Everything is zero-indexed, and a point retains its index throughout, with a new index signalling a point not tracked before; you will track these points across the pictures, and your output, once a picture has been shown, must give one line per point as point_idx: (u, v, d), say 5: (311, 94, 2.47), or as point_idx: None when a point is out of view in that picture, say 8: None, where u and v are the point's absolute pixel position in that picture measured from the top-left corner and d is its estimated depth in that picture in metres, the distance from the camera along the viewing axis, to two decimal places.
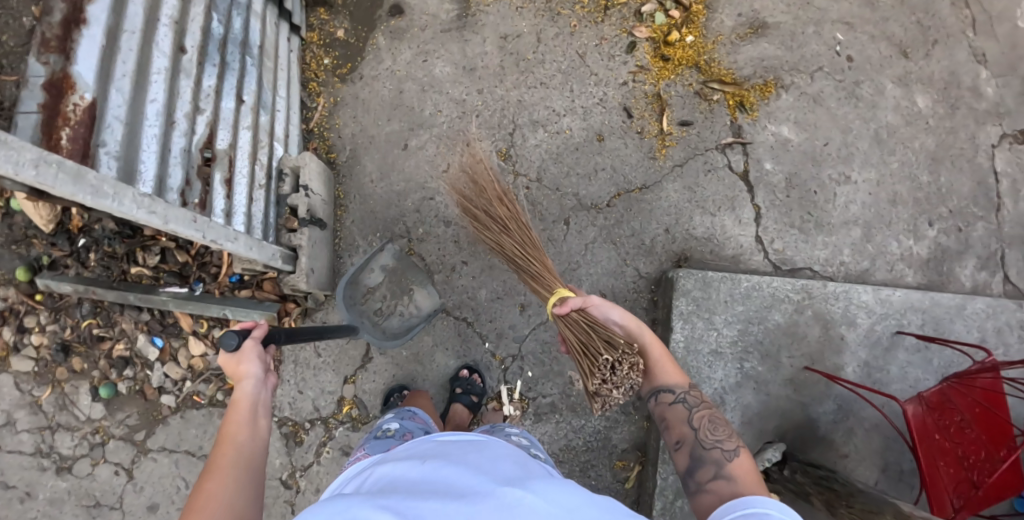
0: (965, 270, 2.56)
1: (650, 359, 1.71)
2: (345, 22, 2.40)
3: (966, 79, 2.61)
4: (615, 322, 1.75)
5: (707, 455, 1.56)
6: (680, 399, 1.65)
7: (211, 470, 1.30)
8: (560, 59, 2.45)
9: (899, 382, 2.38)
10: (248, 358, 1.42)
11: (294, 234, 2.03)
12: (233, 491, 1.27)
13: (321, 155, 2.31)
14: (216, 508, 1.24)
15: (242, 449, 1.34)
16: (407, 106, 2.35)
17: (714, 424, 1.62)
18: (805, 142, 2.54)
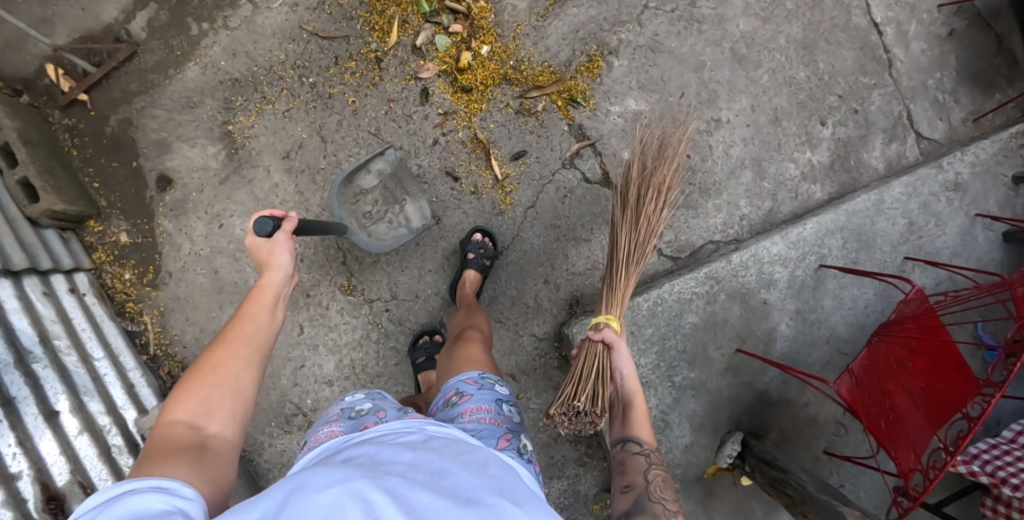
0: (873, 151, 2.35)
1: (633, 413, 1.55)
2: (122, 224, 2.13)
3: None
4: (622, 362, 1.60)
5: (650, 509, 1.41)
6: (642, 455, 1.49)
7: (225, 339, 1.35)
8: (358, 150, 2.14)
9: (839, 312, 2.22)
10: (281, 245, 1.50)
11: None
12: (239, 367, 1.32)
13: (180, 373, 2.15)
14: (223, 378, 1.29)
15: (254, 330, 1.39)
16: (230, 283, 2.13)
17: (667, 483, 1.47)
18: (658, 105, 2.22)
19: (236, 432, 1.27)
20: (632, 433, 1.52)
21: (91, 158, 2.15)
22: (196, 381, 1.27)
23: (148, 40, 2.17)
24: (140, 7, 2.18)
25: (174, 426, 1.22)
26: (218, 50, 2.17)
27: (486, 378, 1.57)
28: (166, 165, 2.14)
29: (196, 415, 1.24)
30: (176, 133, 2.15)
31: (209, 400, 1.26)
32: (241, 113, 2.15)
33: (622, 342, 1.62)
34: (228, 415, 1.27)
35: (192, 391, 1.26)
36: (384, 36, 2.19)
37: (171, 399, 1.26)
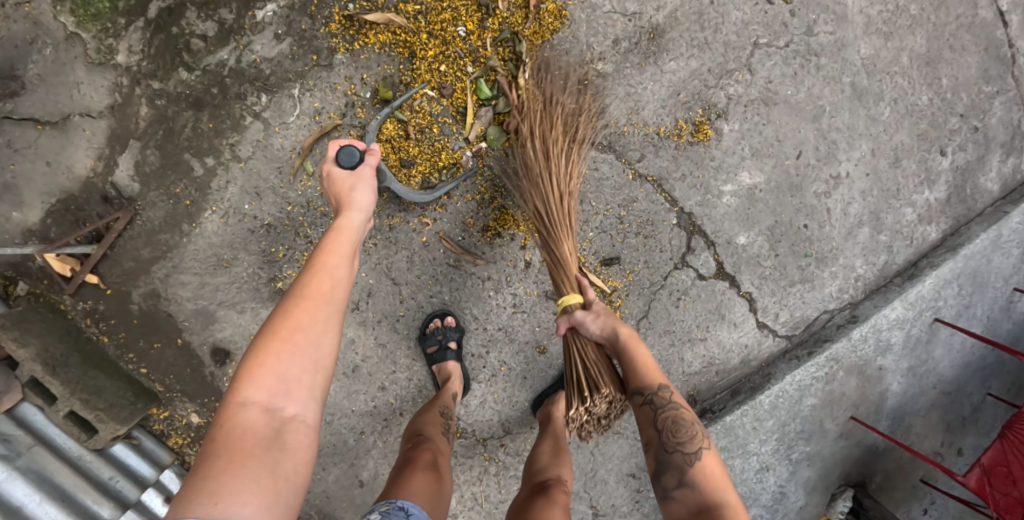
0: (989, 173, 2.06)
1: (626, 363, 1.49)
2: (188, 405, 1.89)
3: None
4: (592, 331, 1.54)
5: (674, 460, 1.41)
6: (648, 405, 1.44)
7: (303, 296, 1.22)
8: (439, 287, 1.83)
9: (946, 360, 2.07)
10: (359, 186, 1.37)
11: None
12: (319, 335, 1.19)
13: None
14: (301, 348, 1.17)
15: (333, 287, 1.25)
16: (326, 449, 1.90)
17: (680, 423, 1.43)
18: (774, 173, 1.90)
19: (314, 410, 1.17)
20: (632, 384, 1.47)
21: (127, 342, 1.85)
22: (270, 351, 1.15)
23: (149, 189, 1.79)
24: (121, 149, 1.78)
25: (247, 408, 1.11)
26: (236, 190, 1.78)
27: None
28: (217, 336, 1.86)
29: (270, 395, 1.13)
30: (216, 299, 1.83)
31: (286, 376, 1.14)
32: (287, 266, 1.82)
33: (578, 312, 1.55)
34: (306, 392, 1.16)
35: (266, 364, 1.14)
36: (439, 128, 1.77)
37: (241, 373, 1.14)
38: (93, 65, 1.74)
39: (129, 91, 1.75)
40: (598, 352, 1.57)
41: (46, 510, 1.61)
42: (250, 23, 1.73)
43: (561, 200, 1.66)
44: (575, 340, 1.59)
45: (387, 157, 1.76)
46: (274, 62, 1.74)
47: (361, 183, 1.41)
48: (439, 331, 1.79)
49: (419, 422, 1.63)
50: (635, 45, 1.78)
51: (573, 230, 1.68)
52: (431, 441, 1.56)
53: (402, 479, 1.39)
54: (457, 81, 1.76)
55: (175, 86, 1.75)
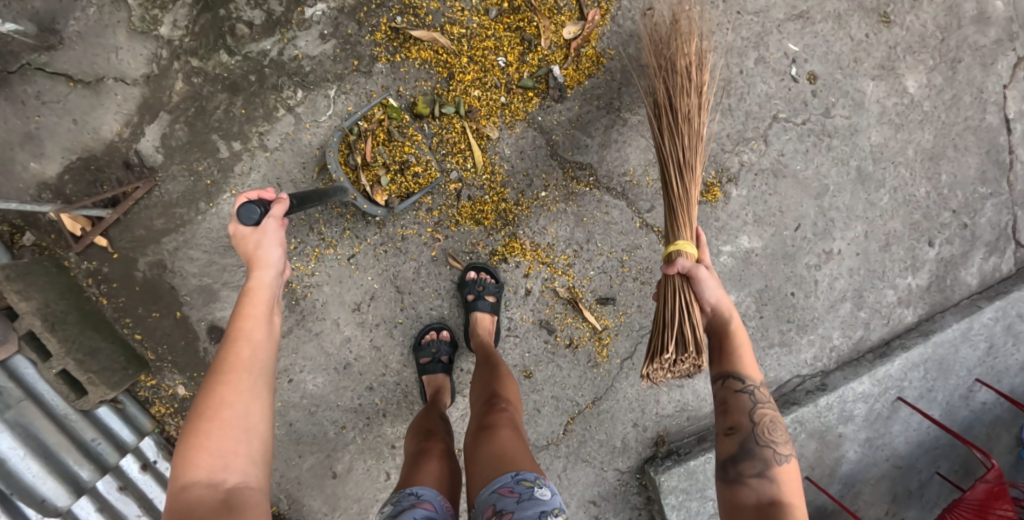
0: (970, 268, 2.17)
1: (728, 343, 1.50)
2: (176, 376, 1.93)
3: (968, 5, 2.01)
4: (710, 297, 1.53)
5: (758, 451, 1.41)
6: (746, 393, 1.46)
7: (224, 372, 1.23)
8: (440, 301, 1.91)
9: (901, 435, 2.18)
10: (265, 243, 1.35)
11: None
12: (245, 407, 1.21)
13: None
14: (229, 421, 1.19)
15: (253, 354, 1.26)
16: (307, 436, 1.96)
17: (773, 423, 1.45)
18: (772, 241, 1.99)
19: (258, 474, 1.19)
20: (731, 368, 1.48)
21: (125, 306, 1.89)
22: (200, 432, 1.17)
23: (172, 163, 1.82)
24: (150, 119, 1.80)
25: (190, 488, 1.12)
26: (258, 177, 1.82)
27: (522, 480, 1.27)
28: (216, 315, 1.91)
29: (210, 470, 1.14)
30: (221, 279, 1.89)
31: (221, 449, 1.16)
32: (295, 258, 1.86)
33: (706, 270, 1.53)
34: (245, 460, 1.18)
35: (201, 447, 1.15)
36: (388, 136, 1.82)
37: (178, 458, 1.15)
38: (135, 33, 1.76)
39: (167, 64, 1.77)
40: (699, 314, 1.57)
41: (28, 465, 1.67)
42: (297, 18, 1.77)
43: (691, 132, 1.63)
44: (681, 293, 1.57)
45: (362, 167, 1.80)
46: (316, 60, 1.79)
47: (266, 240, 1.35)
48: (433, 345, 1.87)
49: (424, 420, 1.68)
50: None
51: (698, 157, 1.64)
52: (442, 434, 1.62)
53: (417, 467, 1.45)
54: (488, 107, 1.82)
55: (213, 67, 1.78)
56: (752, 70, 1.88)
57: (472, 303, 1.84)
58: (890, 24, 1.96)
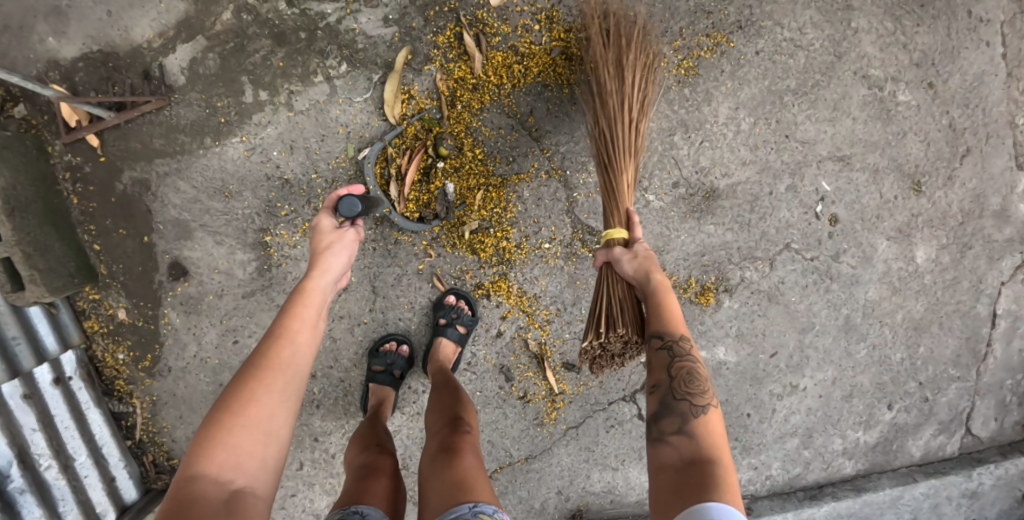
0: (918, 440, 2.06)
1: (648, 305, 1.47)
2: (121, 298, 1.85)
3: (994, 199, 1.90)
4: (628, 272, 1.51)
5: (676, 405, 1.35)
6: (665, 348, 1.41)
7: (262, 368, 1.25)
8: (410, 314, 1.88)
9: None
10: (332, 252, 1.44)
11: None
12: (274, 411, 1.23)
13: (165, 462, 1.95)
14: (255, 418, 1.21)
15: (294, 355, 1.30)
16: None
17: (692, 374, 1.39)
18: (745, 360, 1.97)
19: (266, 483, 1.19)
20: (652, 328, 1.44)
21: (94, 213, 1.80)
22: (224, 424, 1.18)
23: (192, 89, 1.74)
24: (185, 38, 1.72)
25: (196, 482, 1.13)
26: (273, 134, 1.77)
27: (481, 512, 1.19)
28: (182, 253, 1.84)
29: (221, 467, 1.15)
30: (201, 220, 1.82)
31: (238, 449, 1.17)
32: (283, 226, 1.83)
33: (620, 249, 1.52)
34: (257, 464, 1.19)
35: (220, 440, 1.17)
36: (433, 118, 1.79)
37: (195, 447, 1.16)
38: None
39: None
40: (621, 293, 1.56)
41: None
42: None
43: (619, 128, 1.62)
44: (606, 279, 1.59)
45: (396, 142, 1.79)
46: (372, 41, 1.74)
47: (336, 242, 1.46)
48: (390, 355, 1.83)
49: (373, 435, 1.60)
50: (697, 190, 1.87)
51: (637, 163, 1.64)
52: (391, 453, 1.55)
53: (363, 487, 1.38)
54: (523, 148, 1.82)
55: (268, 12, 1.72)
56: (781, 195, 1.88)
57: (442, 328, 1.81)
58: (919, 193, 1.88)
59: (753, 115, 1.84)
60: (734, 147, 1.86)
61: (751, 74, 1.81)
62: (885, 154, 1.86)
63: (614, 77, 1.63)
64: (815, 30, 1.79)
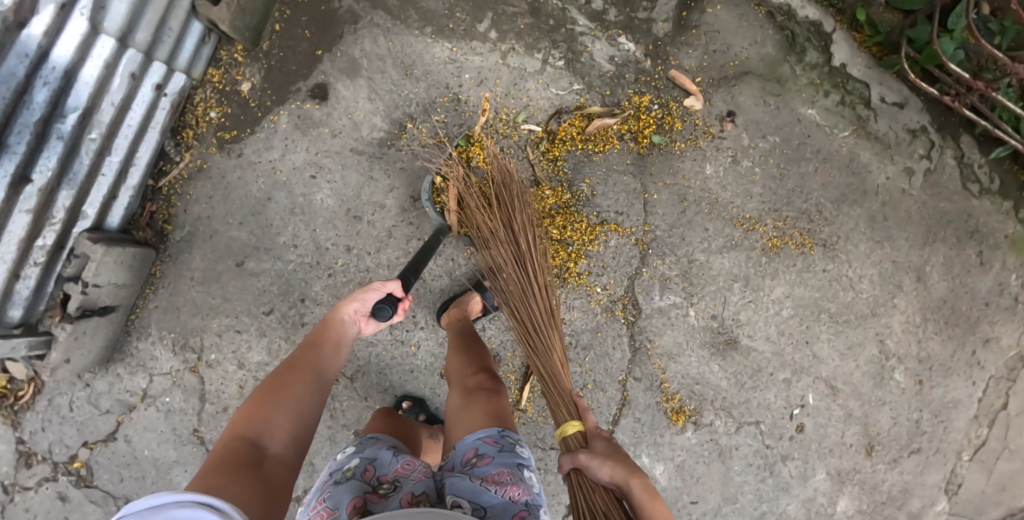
0: None
1: None
2: (255, 76, 1.96)
3: (915, 501, 2.20)
4: (600, 483, 1.41)
5: None
6: None
7: (289, 370, 1.57)
8: (462, 262, 2.02)
9: None
10: (358, 295, 1.74)
11: (55, 325, 1.84)
12: (295, 404, 1.49)
13: (157, 221, 1.99)
14: (286, 400, 1.49)
15: (316, 364, 1.61)
16: (266, 219, 1.99)
17: None
18: (670, 488, 2.12)
19: (293, 448, 1.43)
20: None
21: (297, 5, 1.94)
22: (260, 403, 1.46)
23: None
24: None
25: (238, 439, 1.38)
26: (474, 63, 1.96)
27: (507, 437, 1.55)
28: (334, 82, 1.96)
29: (258, 431, 1.41)
30: (370, 70, 1.96)
31: (271, 419, 1.44)
32: (427, 125, 1.97)
33: (585, 455, 1.43)
34: (288, 434, 1.44)
35: (256, 412, 1.44)
36: (585, 140, 1.99)
37: (236, 421, 1.43)
38: None
39: None
40: (606, 506, 1.42)
41: None
42: (613, 36, 1.97)
43: (516, 281, 1.75)
44: (586, 496, 1.45)
45: (552, 134, 1.99)
46: (592, 66, 1.98)
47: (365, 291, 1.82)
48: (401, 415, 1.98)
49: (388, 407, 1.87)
50: (723, 332, 2.08)
51: (557, 328, 1.72)
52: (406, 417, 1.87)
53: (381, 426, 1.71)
54: (636, 211, 2.02)
55: None
56: (777, 381, 2.12)
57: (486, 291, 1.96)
58: (868, 455, 2.17)
59: (795, 307, 2.09)
60: (768, 322, 2.09)
61: (811, 282, 2.08)
62: (863, 408, 2.16)
63: (506, 241, 1.77)
64: (868, 286, 2.10)
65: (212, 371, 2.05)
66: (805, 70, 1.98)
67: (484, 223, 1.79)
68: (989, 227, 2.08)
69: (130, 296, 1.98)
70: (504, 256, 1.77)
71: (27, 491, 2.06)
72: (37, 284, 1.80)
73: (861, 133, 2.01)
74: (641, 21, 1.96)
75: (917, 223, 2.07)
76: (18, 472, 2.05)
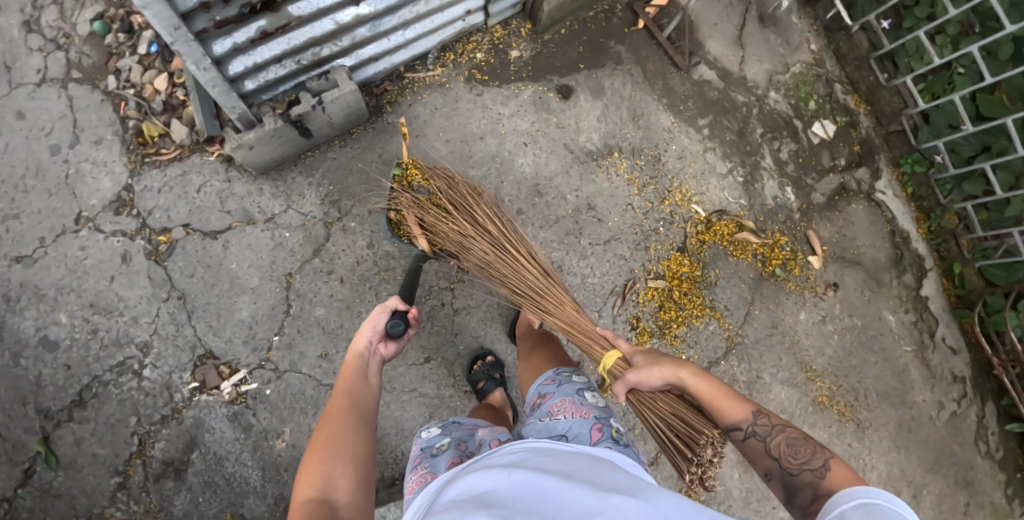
0: None
1: (701, 405, 1.49)
2: (527, 51, 2.38)
3: None
4: (655, 387, 1.59)
5: (799, 481, 1.33)
6: (752, 437, 1.41)
7: (326, 418, 1.54)
8: (596, 273, 2.30)
9: None
10: (368, 323, 1.71)
11: (270, 115, 2.00)
12: (342, 445, 1.47)
13: (382, 100, 2.28)
14: (339, 450, 1.46)
15: (352, 403, 1.58)
16: (469, 150, 2.28)
17: (795, 445, 1.38)
18: None
19: (360, 491, 1.43)
20: (723, 423, 1.45)
21: (584, 29, 2.44)
22: (313, 460, 1.44)
23: (691, 80, 2.49)
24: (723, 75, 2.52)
25: (309, 504, 1.37)
26: (681, 143, 2.43)
27: (562, 372, 1.73)
28: (581, 91, 2.39)
29: (323, 489, 1.40)
30: (608, 101, 2.41)
31: (330, 474, 1.42)
32: (629, 161, 2.38)
33: (630, 372, 1.62)
34: (350, 480, 1.43)
35: (309, 471, 1.42)
36: (730, 240, 2.39)
37: (298, 483, 1.41)
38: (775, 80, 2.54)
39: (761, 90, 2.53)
40: (670, 405, 1.64)
41: None
42: (784, 183, 2.47)
43: (490, 260, 1.93)
44: (654, 407, 1.66)
45: (708, 223, 2.39)
46: (762, 195, 2.45)
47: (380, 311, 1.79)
48: (483, 373, 2.13)
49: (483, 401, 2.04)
50: None
51: (555, 285, 1.92)
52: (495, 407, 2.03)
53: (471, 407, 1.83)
54: (739, 314, 2.36)
55: (758, 119, 2.51)
56: None
57: None
58: None
59: None
60: None
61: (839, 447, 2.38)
62: None
63: (478, 236, 1.93)
64: (876, 479, 2.39)
65: (342, 235, 2.24)
66: (900, 285, 2.47)
67: (459, 229, 1.94)
68: (983, 485, 2.44)
69: (323, 136, 2.19)
70: (474, 250, 1.94)
71: (96, 232, 2.25)
72: (282, 76, 1.97)
73: (921, 355, 2.45)
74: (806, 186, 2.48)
75: (931, 449, 2.43)
76: (102, 212, 2.26)
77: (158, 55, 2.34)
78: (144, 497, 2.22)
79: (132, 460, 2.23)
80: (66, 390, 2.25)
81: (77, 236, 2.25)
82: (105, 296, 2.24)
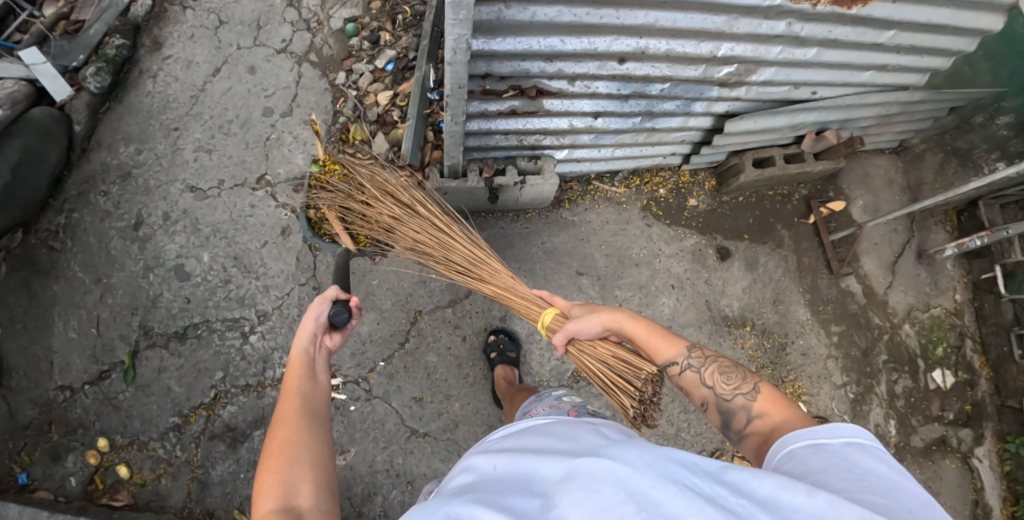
0: None
1: (640, 345, 1.55)
2: (703, 204, 2.55)
3: None
4: (596, 332, 1.65)
5: (732, 408, 1.38)
6: (687, 370, 1.45)
7: (275, 423, 1.40)
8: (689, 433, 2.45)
9: None
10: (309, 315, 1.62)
11: (474, 173, 2.17)
12: (301, 447, 1.35)
13: (564, 194, 2.45)
14: (296, 455, 1.34)
15: (298, 401, 1.46)
16: (622, 270, 2.42)
17: (726, 372, 1.42)
18: None
19: (324, 491, 1.32)
20: (660, 358, 1.49)
21: (761, 207, 2.61)
22: (269, 467, 1.31)
23: (838, 287, 2.61)
24: (865, 298, 2.65)
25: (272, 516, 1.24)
26: (805, 343, 2.54)
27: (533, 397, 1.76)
28: (738, 260, 2.54)
29: (285, 496, 1.27)
30: (757, 279, 2.54)
31: (290, 480, 1.30)
32: (756, 339, 2.49)
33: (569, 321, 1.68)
34: (312, 486, 1.31)
35: (266, 480, 1.29)
36: None
37: (257, 494, 1.28)
38: (909, 324, 2.68)
39: (892, 326, 2.66)
40: (610, 350, 1.72)
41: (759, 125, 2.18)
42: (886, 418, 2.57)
43: (419, 233, 2.04)
44: (594, 352, 1.75)
45: None
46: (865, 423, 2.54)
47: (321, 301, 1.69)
48: None
49: None
50: None
51: (483, 257, 2.02)
52: None
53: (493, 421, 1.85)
54: None
55: (883, 348, 2.63)
56: None
57: None
58: None
59: None
60: None
61: None
62: None
63: (412, 215, 2.04)
64: None
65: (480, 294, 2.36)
66: None
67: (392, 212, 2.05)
68: None
69: (503, 206, 2.35)
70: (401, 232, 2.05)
71: (271, 199, 2.50)
72: (501, 146, 2.14)
73: None
74: (906, 429, 2.59)
75: None
76: (284, 184, 2.51)
77: (390, 74, 2.62)
78: (192, 448, 2.33)
79: (197, 409, 2.35)
80: (177, 320, 2.42)
81: (254, 195, 2.50)
82: (250, 256, 2.45)
